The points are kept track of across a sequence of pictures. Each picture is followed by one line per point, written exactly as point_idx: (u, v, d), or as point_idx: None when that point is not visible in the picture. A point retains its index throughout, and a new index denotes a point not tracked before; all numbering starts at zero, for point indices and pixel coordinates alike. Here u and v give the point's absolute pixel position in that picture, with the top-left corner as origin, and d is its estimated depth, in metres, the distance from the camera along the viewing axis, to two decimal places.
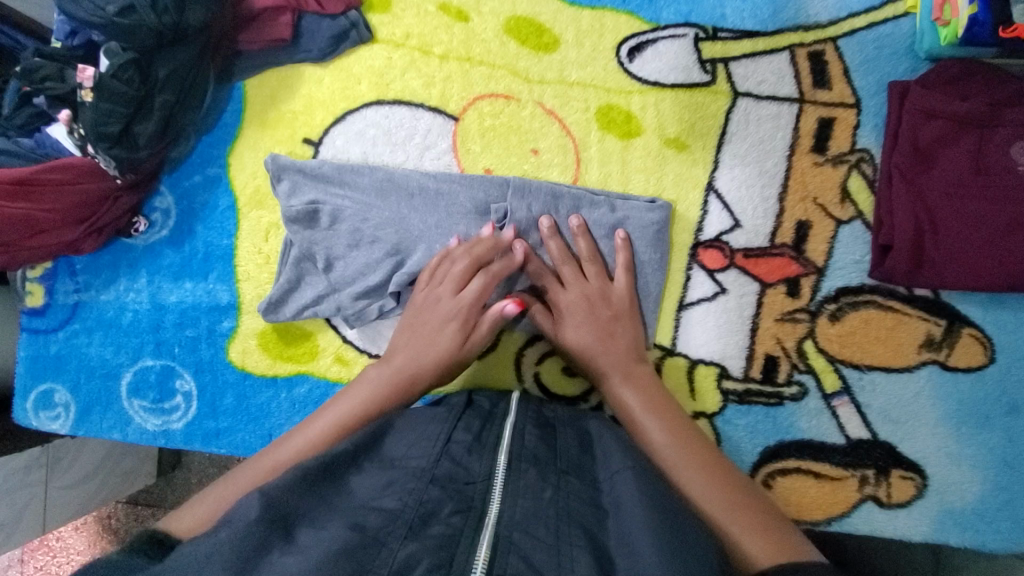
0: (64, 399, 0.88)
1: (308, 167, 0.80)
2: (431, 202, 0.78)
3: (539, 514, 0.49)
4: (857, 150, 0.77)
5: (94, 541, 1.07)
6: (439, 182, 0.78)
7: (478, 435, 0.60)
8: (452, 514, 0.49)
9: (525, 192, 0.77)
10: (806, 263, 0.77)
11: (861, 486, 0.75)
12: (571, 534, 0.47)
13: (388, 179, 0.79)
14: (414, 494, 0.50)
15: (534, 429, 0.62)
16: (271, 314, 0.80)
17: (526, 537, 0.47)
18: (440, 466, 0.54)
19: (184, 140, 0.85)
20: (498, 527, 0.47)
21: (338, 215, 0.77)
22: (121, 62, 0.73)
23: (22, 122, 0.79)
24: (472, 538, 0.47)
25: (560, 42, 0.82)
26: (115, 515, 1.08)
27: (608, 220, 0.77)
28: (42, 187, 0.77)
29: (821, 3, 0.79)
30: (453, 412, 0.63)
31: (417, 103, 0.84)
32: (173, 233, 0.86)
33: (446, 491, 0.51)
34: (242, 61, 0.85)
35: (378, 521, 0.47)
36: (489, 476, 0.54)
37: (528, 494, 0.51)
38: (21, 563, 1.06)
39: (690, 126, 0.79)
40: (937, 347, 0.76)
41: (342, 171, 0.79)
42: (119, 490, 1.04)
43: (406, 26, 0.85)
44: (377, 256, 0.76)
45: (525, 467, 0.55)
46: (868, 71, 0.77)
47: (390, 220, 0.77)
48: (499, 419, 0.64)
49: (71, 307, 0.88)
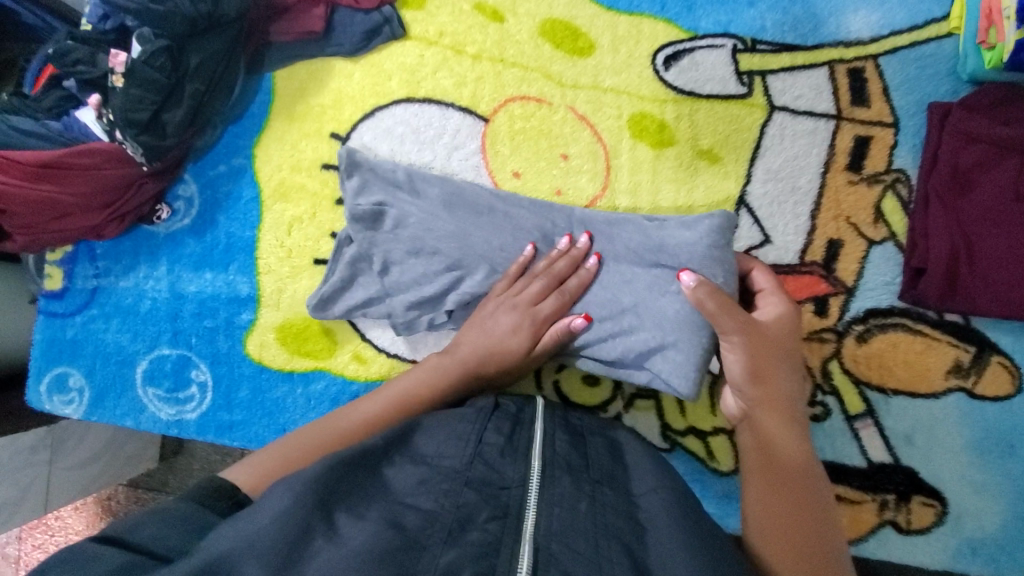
0: (79, 384, 0.87)
1: (381, 167, 0.78)
2: (499, 221, 0.75)
3: (576, 526, 0.49)
4: (892, 170, 0.76)
5: (94, 522, 1.05)
6: (508, 205, 0.76)
7: (510, 437, 0.58)
8: (490, 520, 0.48)
9: (549, 211, 0.76)
10: (834, 283, 0.76)
11: (880, 511, 0.75)
12: (609, 548, 0.47)
13: (456, 192, 0.77)
14: (450, 497, 0.49)
15: (565, 436, 0.61)
16: (320, 311, 0.79)
17: (566, 550, 0.46)
18: (475, 467, 0.53)
19: (211, 129, 0.84)
20: (536, 539, 0.47)
21: (406, 223, 0.75)
22: (154, 49, 0.73)
23: (50, 105, 0.79)
24: (513, 548, 0.46)
25: (595, 46, 0.81)
26: (115, 497, 1.05)
27: (659, 238, 0.70)
28: (68, 171, 0.77)
29: (863, 20, 0.77)
30: (483, 411, 0.61)
31: (448, 102, 0.83)
32: (196, 223, 0.86)
33: (482, 494, 0.50)
34: (272, 51, 0.85)
35: (417, 522, 0.47)
36: (524, 483, 0.53)
37: (563, 504, 0.51)
38: (19, 540, 1.05)
39: (724, 138, 0.78)
40: (964, 373, 0.75)
41: (414, 178, 0.77)
42: (121, 474, 1.01)
43: (440, 24, 0.84)
44: (435, 268, 0.73)
45: (559, 475, 0.54)
46: (908, 90, 0.76)
47: (457, 234, 0.74)
48: (528, 423, 0.62)
49: (89, 292, 0.87)
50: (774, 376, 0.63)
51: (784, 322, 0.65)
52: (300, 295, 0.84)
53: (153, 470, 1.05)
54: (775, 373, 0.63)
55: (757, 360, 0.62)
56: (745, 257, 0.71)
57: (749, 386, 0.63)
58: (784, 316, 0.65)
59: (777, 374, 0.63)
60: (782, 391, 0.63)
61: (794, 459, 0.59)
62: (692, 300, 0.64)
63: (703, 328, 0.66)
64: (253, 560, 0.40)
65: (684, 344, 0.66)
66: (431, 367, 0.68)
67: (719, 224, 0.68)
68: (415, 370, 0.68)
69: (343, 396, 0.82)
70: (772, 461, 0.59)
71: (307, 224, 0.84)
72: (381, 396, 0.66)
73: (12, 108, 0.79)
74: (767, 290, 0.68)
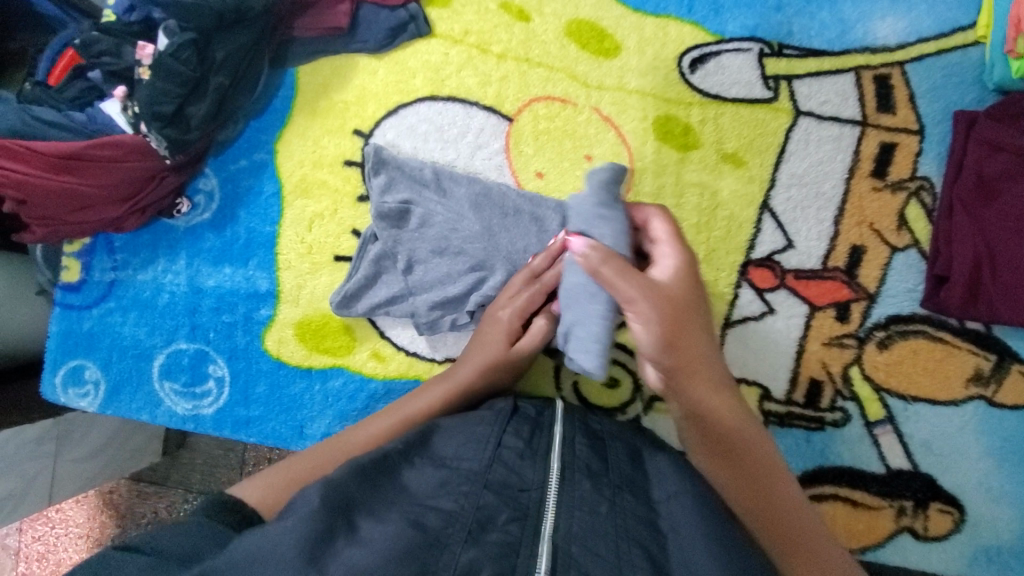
0: (95, 376, 0.86)
1: (408, 165, 0.79)
2: (528, 224, 0.75)
3: (597, 529, 0.50)
4: (917, 177, 0.76)
5: (93, 515, 1.02)
6: (535, 205, 0.76)
7: (529, 440, 0.57)
8: (509, 522, 0.49)
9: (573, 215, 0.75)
10: (856, 289, 0.76)
11: (897, 517, 0.74)
12: (631, 557, 0.48)
13: (484, 191, 0.77)
14: (470, 497, 0.50)
15: (584, 439, 0.59)
16: (344, 308, 0.79)
17: (587, 552, 0.48)
18: (494, 470, 0.53)
19: (233, 123, 0.84)
20: (555, 539, 0.49)
21: (432, 221, 0.76)
22: (181, 42, 0.73)
23: (75, 95, 0.80)
24: (533, 549, 0.48)
25: (621, 48, 0.81)
26: (117, 490, 1.02)
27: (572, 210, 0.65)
28: (90, 163, 0.77)
29: (889, 27, 0.78)
30: (504, 415, 0.59)
31: (472, 101, 0.83)
32: (216, 217, 0.85)
33: (501, 496, 0.51)
34: (297, 46, 0.84)
35: (438, 521, 0.48)
36: (543, 484, 0.53)
37: (585, 507, 0.51)
38: (20, 532, 1.03)
39: (749, 142, 0.78)
40: (984, 382, 0.75)
41: (441, 176, 0.78)
42: (124, 466, 0.98)
43: (465, 22, 0.83)
44: (459, 268, 0.75)
45: (579, 479, 0.54)
46: (934, 98, 0.76)
47: (482, 235, 0.75)
48: (548, 424, 0.61)
49: (107, 285, 0.87)
50: (687, 337, 0.56)
51: (689, 274, 0.58)
52: (319, 291, 0.83)
53: (154, 464, 1.02)
54: (683, 334, 0.55)
55: (667, 324, 0.54)
56: (638, 206, 0.63)
57: (663, 359, 0.55)
58: (685, 269, 0.58)
59: (688, 335, 0.56)
60: (694, 352, 0.56)
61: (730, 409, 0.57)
62: (590, 267, 0.57)
63: (608, 300, 0.58)
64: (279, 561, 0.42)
65: (588, 317, 0.59)
66: (452, 382, 0.67)
67: (606, 178, 0.61)
68: (439, 383, 0.67)
69: (361, 394, 0.81)
70: (722, 437, 0.57)
71: (327, 220, 0.84)
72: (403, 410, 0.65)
73: (35, 98, 0.80)
74: (661, 240, 0.61)
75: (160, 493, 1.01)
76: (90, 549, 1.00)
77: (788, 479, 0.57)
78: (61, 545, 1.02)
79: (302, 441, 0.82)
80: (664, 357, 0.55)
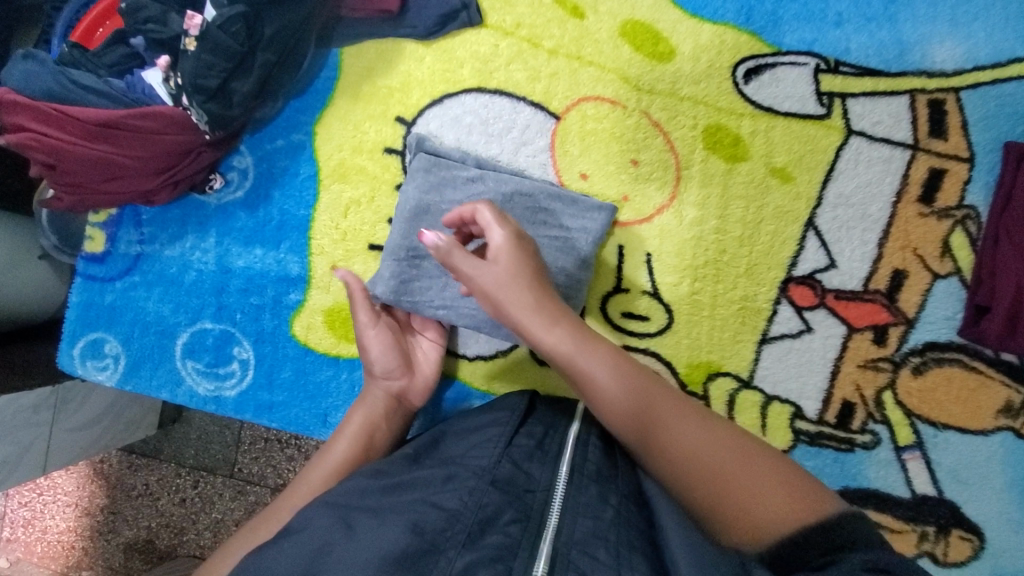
0: (115, 350, 0.86)
1: (438, 170, 0.74)
2: (560, 231, 0.73)
3: (599, 534, 0.47)
4: (963, 206, 0.76)
5: (83, 484, 0.98)
6: (559, 204, 0.74)
7: (541, 441, 0.58)
8: (511, 522, 0.47)
9: (579, 209, 0.74)
10: (896, 313, 0.76)
11: (919, 542, 0.74)
12: (631, 560, 0.45)
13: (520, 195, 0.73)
14: (474, 495, 0.48)
15: (599, 442, 0.60)
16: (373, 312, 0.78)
17: (586, 556, 0.45)
18: (501, 466, 0.52)
19: (273, 100, 0.82)
20: (556, 543, 0.46)
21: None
22: (230, 15, 0.71)
23: (114, 62, 0.78)
24: (531, 550, 0.45)
25: (676, 53, 0.79)
26: (109, 460, 0.98)
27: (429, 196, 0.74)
28: (126, 133, 0.75)
29: (948, 51, 0.76)
30: (517, 416, 0.60)
31: (519, 96, 0.81)
32: (249, 196, 0.84)
33: (506, 495, 0.49)
34: (343, 27, 0.82)
35: (437, 523, 0.45)
36: (549, 486, 0.51)
37: (588, 513, 0.49)
38: (8, 496, 0.99)
39: (798, 157, 0.78)
40: (1014, 414, 0.74)
41: (482, 177, 0.74)
42: (121, 438, 0.93)
43: (518, 15, 0.82)
44: None
45: (586, 482, 0.53)
46: (986, 127, 0.76)
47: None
48: (563, 424, 0.62)
49: (132, 258, 0.86)
50: (512, 300, 0.60)
51: (508, 242, 0.63)
52: None
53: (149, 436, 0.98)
54: (510, 289, 0.60)
55: (495, 287, 0.61)
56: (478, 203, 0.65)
57: (507, 322, 0.61)
58: (507, 241, 0.63)
59: (517, 291, 0.60)
60: (520, 302, 0.60)
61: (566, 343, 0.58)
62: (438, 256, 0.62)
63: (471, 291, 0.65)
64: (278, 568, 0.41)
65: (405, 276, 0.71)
66: (370, 407, 0.70)
67: (422, 163, 0.75)
68: (339, 437, 0.68)
69: None
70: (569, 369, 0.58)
71: (364, 207, 0.82)
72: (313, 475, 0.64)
73: (72, 61, 0.78)
74: (490, 224, 0.63)
75: (153, 467, 0.98)
76: (79, 519, 0.98)
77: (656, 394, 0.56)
78: (49, 512, 0.99)
79: (326, 430, 0.81)
80: (505, 316, 0.61)
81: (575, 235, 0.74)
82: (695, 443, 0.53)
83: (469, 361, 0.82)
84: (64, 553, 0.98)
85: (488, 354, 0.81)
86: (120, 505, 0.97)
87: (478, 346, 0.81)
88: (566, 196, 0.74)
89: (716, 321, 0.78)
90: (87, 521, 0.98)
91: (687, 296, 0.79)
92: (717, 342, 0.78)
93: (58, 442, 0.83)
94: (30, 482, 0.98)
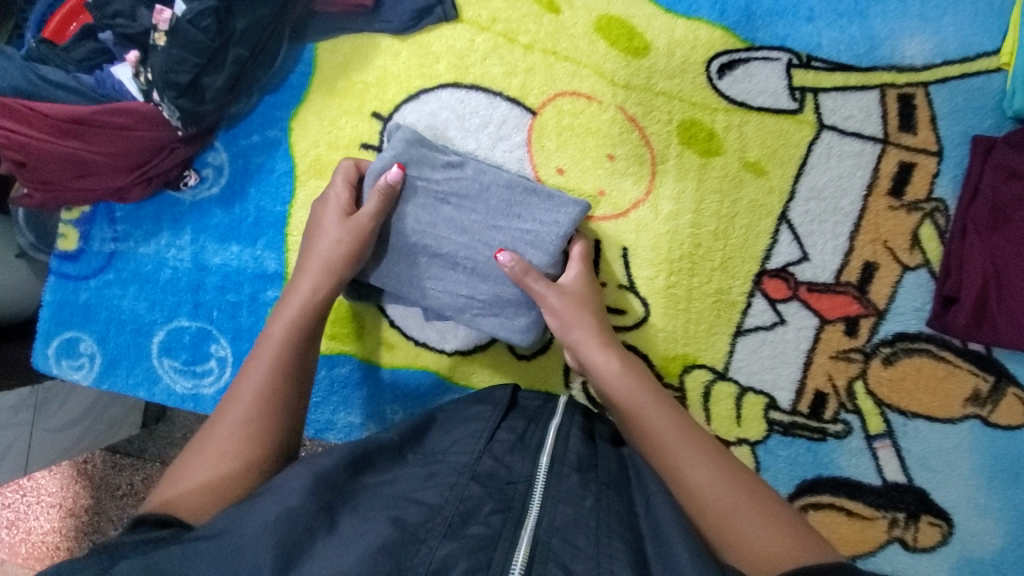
0: (90, 349, 0.85)
1: (418, 146, 0.73)
2: (531, 225, 0.73)
3: (579, 522, 0.47)
4: (932, 199, 0.77)
5: (66, 484, 0.98)
6: (531, 199, 0.73)
7: (521, 435, 0.57)
8: (492, 514, 0.47)
9: (552, 203, 0.73)
10: (866, 304, 0.77)
11: (890, 528, 0.76)
12: (611, 546, 0.46)
13: (497, 186, 0.74)
14: (455, 490, 0.48)
15: (580, 433, 0.59)
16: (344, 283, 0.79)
17: (565, 544, 0.45)
18: (482, 462, 0.52)
19: (247, 97, 0.81)
20: (536, 533, 0.46)
21: (439, 209, 0.74)
22: (202, 10, 0.70)
23: (82, 57, 0.77)
24: (510, 541, 0.45)
25: (651, 48, 0.80)
26: (92, 460, 0.98)
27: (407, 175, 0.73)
28: (97, 129, 0.74)
29: (917, 46, 0.78)
30: (498, 410, 0.60)
31: (496, 91, 0.81)
32: (224, 192, 0.83)
33: (487, 489, 0.50)
34: (317, 22, 0.82)
35: (418, 516, 0.46)
36: (529, 477, 0.52)
37: (568, 501, 0.49)
38: None
39: (772, 152, 0.79)
40: (981, 402, 0.76)
41: (462, 164, 0.74)
42: (102, 438, 0.93)
43: (493, 9, 0.82)
44: (454, 262, 0.74)
45: (567, 472, 0.53)
46: (954, 121, 0.77)
47: (483, 239, 0.73)
48: (544, 418, 0.61)
49: (106, 256, 0.85)
50: (579, 322, 0.70)
51: (588, 282, 0.74)
52: None
53: (132, 435, 0.98)
54: (579, 317, 0.71)
55: (566, 312, 0.71)
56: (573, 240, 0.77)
57: (567, 338, 0.71)
58: (582, 279, 0.74)
59: (586, 319, 0.71)
60: (588, 327, 0.70)
61: (615, 367, 0.66)
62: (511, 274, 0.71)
63: (524, 301, 0.74)
64: (258, 544, 0.41)
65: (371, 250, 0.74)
66: None
67: (403, 135, 0.73)
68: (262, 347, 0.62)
69: (367, 380, 0.83)
70: (610, 390, 0.65)
71: None
72: (239, 404, 0.58)
73: (40, 57, 0.77)
74: (574, 259, 0.75)
75: (136, 466, 0.97)
76: (64, 519, 0.96)
77: (678, 417, 0.61)
78: (32, 513, 0.98)
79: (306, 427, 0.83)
80: (567, 328, 0.70)
81: (545, 228, 0.73)
82: (710, 470, 0.56)
83: (448, 357, 0.82)
84: (49, 555, 0.96)
85: (467, 348, 0.82)
86: (104, 505, 0.96)
87: (455, 341, 0.82)
88: (542, 192, 0.74)
89: (692, 315, 0.79)
90: (71, 522, 0.96)
91: (662, 289, 0.79)
92: (693, 334, 0.79)
93: (37, 443, 0.83)
94: (10, 483, 0.97)
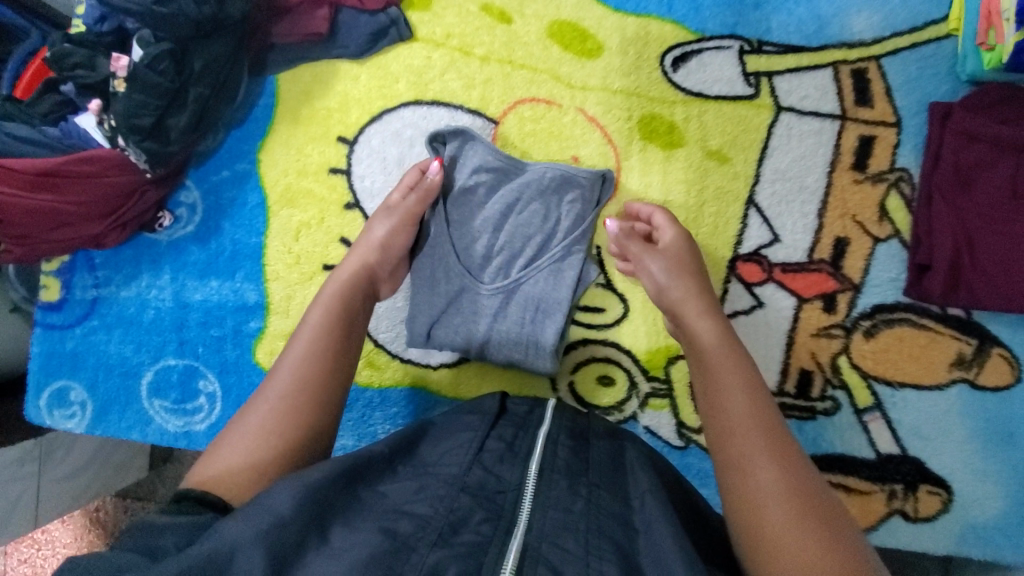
0: (81, 397, 0.86)
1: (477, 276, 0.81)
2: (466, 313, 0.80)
3: (568, 525, 0.47)
4: (896, 168, 0.78)
5: (80, 534, 0.97)
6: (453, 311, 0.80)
7: (511, 443, 0.56)
8: (482, 522, 0.47)
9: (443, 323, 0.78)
10: (842, 280, 0.78)
11: (889, 501, 0.76)
12: (600, 546, 0.46)
13: (443, 323, 0.78)
14: (444, 501, 0.48)
15: (567, 440, 0.58)
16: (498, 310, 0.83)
17: (556, 548, 0.45)
18: (472, 473, 0.51)
19: (213, 133, 0.83)
20: (527, 537, 0.46)
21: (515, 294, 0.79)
22: (158, 53, 0.73)
23: (47, 110, 0.79)
24: (501, 547, 0.45)
25: (603, 48, 0.81)
26: (104, 507, 0.98)
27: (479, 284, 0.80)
28: (68, 179, 0.76)
29: (865, 21, 0.79)
30: (487, 419, 0.58)
31: (456, 104, 0.82)
32: (199, 230, 0.84)
33: (476, 498, 0.49)
34: (276, 54, 0.84)
35: (409, 527, 0.45)
36: (520, 486, 0.51)
37: (558, 505, 0.49)
38: (5, 555, 0.97)
39: (732, 139, 0.80)
40: (967, 365, 0.76)
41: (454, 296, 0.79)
42: (110, 484, 0.94)
43: (446, 25, 0.83)
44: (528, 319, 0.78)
45: (556, 479, 0.52)
46: (910, 90, 0.78)
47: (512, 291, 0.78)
48: (533, 424, 0.59)
49: (89, 303, 0.86)
50: (679, 280, 0.68)
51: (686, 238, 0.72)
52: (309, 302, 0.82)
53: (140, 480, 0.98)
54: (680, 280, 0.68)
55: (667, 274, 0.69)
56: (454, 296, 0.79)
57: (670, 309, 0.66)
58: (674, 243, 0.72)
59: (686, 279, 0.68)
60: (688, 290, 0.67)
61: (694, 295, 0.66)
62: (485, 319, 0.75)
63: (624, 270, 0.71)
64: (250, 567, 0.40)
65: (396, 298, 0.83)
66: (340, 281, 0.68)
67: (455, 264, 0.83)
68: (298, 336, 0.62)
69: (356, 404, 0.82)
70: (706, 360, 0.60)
71: (315, 229, 0.83)
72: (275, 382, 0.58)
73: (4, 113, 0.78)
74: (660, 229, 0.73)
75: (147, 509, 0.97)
76: None
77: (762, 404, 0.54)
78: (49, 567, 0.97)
79: None
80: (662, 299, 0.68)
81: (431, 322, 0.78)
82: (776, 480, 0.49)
83: (433, 371, 0.82)
84: None
85: (452, 361, 0.82)
86: None
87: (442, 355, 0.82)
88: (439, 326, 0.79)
89: None
90: None
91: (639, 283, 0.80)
92: None
93: (46, 493, 0.85)
94: (27, 537, 0.98)
